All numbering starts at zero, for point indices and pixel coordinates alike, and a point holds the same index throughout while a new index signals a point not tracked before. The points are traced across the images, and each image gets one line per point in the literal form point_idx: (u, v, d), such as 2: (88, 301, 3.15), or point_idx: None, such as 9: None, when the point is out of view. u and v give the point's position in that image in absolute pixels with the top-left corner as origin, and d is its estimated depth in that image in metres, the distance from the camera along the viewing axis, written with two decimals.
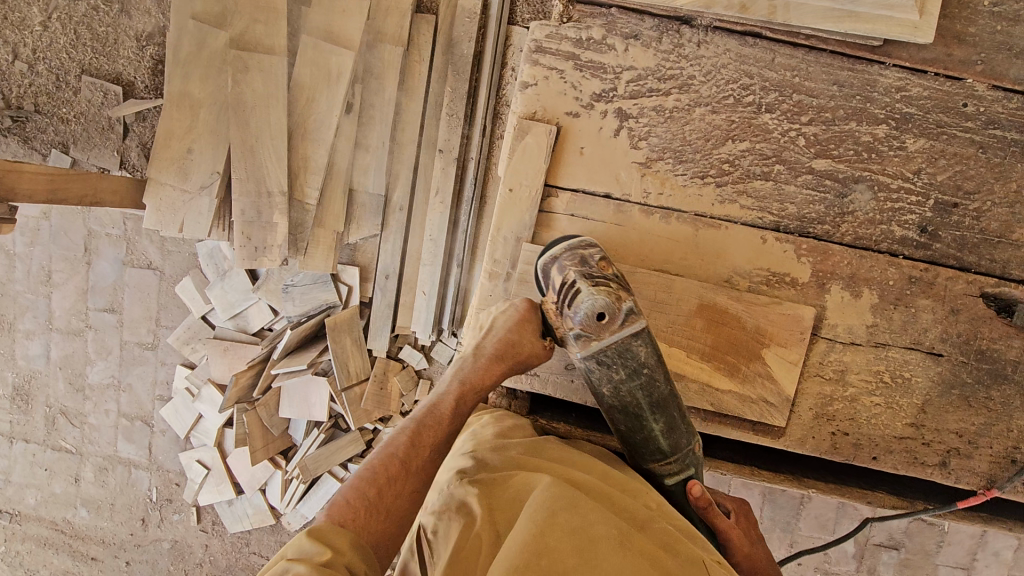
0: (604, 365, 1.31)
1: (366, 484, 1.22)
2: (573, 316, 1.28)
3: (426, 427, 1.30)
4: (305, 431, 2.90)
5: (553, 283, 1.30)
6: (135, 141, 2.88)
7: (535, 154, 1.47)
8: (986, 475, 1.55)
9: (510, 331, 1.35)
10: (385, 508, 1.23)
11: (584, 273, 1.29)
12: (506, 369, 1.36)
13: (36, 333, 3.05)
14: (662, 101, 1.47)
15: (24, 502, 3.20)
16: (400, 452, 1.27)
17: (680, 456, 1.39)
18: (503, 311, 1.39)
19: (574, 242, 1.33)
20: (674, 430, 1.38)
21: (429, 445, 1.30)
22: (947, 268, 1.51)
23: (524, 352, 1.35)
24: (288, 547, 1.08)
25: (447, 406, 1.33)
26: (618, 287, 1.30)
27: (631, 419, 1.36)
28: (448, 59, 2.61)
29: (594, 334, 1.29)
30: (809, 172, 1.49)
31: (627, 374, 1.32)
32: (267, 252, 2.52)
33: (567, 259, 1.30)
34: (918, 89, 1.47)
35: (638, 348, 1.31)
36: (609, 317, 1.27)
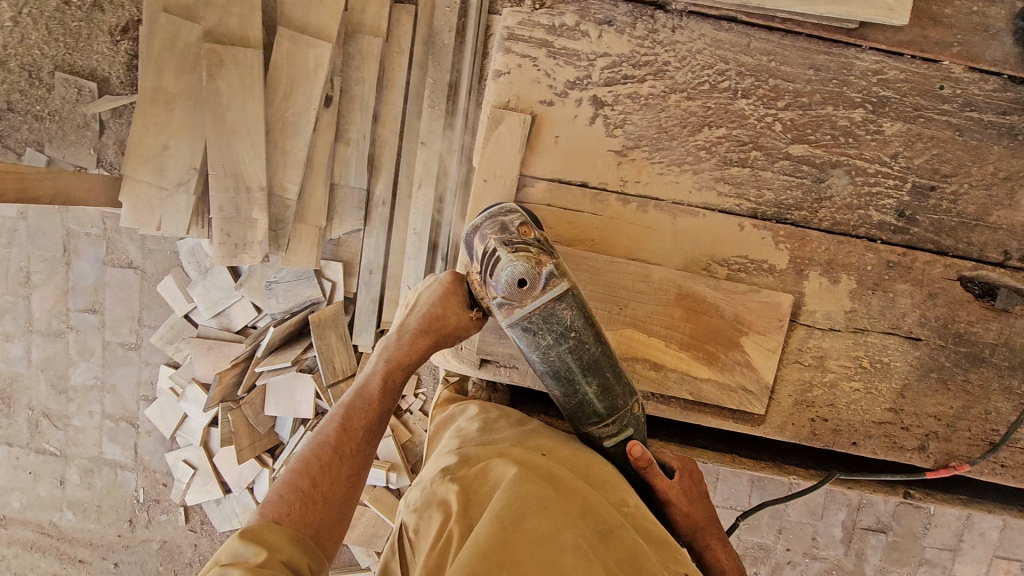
0: (529, 334, 1.25)
1: (299, 476, 1.21)
2: (494, 284, 1.23)
3: (356, 410, 1.30)
4: (292, 429, 2.89)
5: (475, 253, 1.26)
6: (112, 139, 2.84)
7: (509, 143, 1.44)
8: (965, 457, 1.56)
9: (434, 305, 1.35)
10: (321, 498, 1.21)
11: (504, 239, 1.23)
12: (432, 344, 1.36)
13: (16, 336, 3.01)
14: (637, 88, 1.46)
15: (9, 506, 3.17)
16: (332, 438, 1.26)
17: (617, 419, 1.35)
18: (428, 286, 1.38)
19: (494, 209, 1.27)
20: (610, 392, 1.32)
21: (362, 428, 1.29)
22: (924, 251, 1.51)
23: (448, 324, 1.34)
24: (221, 551, 1.07)
25: (375, 386, 1.33)
26: (539, 251, 1.23)
27: (565, 384, 1.30)
28: (428, 50, 2.58)
29: (518, 302, 1.22)
30: (786, 158, 1.48)
31: (554, 339, 1.24)
32: (247, 249, 2.49)
33: (488, 228, 1.25)
34: (895, 72, 1.46)
35: (563, 312, 1.23)
36: (530, 283, 1.20)
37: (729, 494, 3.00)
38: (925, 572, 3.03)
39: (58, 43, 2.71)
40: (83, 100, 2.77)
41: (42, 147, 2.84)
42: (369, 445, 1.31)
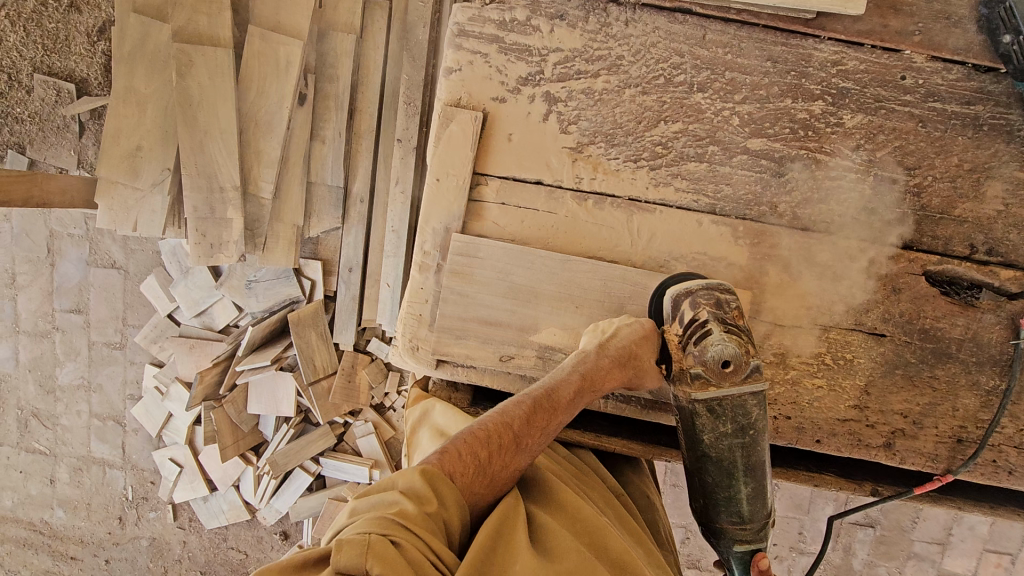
0: (714, 414, 1.32)
1: (480, 444, 1.17)
2: (696, 355, 1.29)
3: (545, 409, 1.26)
4: (275, 426, 2.90)
5: (682, 316, 1.33)
6: (91, 140, 2.85)
7: (462, 141, 1.42)
8: (931, 455, 1.53)
9: (635, 342, 1.34)
10: (489, 474, 1.18)
11: (718, 316, 1.30)
12: (623, 376, 1.34)
13: (3, 337, 3.04)
14: (591, 83, 1.43)
15: (2, 504, 3.21)
16: (515, 425, 1.22)
17: (756, 525, 1.39)
18: (627, 323, 1.38)
19: (713, 283, 1.35)
20: (758, 498, 1.37)
21: (541, 428, 1.26)
22: (888, 246, 1.48)
23: (641, 365, 1.35)
24: (399, 476, 1.09)
25: (566, 395, 1.29)
26: (746, 342, 1.31)
27: (723, 473, 1.35)
28: (403, 46, 2.56)
29: (714, 381, 1.29)
30: (743, 152, 1.45)
31: (733, 429, 1.32)
32: (223, 249, 2.48)
33: (704, 297, 1.32)
34: (854, 63, 1.42)
35: (750, 405, 1.32)
36: (734, 366, 1.28)
37: None
38: (914, 566, 3.00)
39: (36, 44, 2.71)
40: (63, 103, 2.78)
41: (23, 149, 2.86)
42: (539, 447, 1.27)
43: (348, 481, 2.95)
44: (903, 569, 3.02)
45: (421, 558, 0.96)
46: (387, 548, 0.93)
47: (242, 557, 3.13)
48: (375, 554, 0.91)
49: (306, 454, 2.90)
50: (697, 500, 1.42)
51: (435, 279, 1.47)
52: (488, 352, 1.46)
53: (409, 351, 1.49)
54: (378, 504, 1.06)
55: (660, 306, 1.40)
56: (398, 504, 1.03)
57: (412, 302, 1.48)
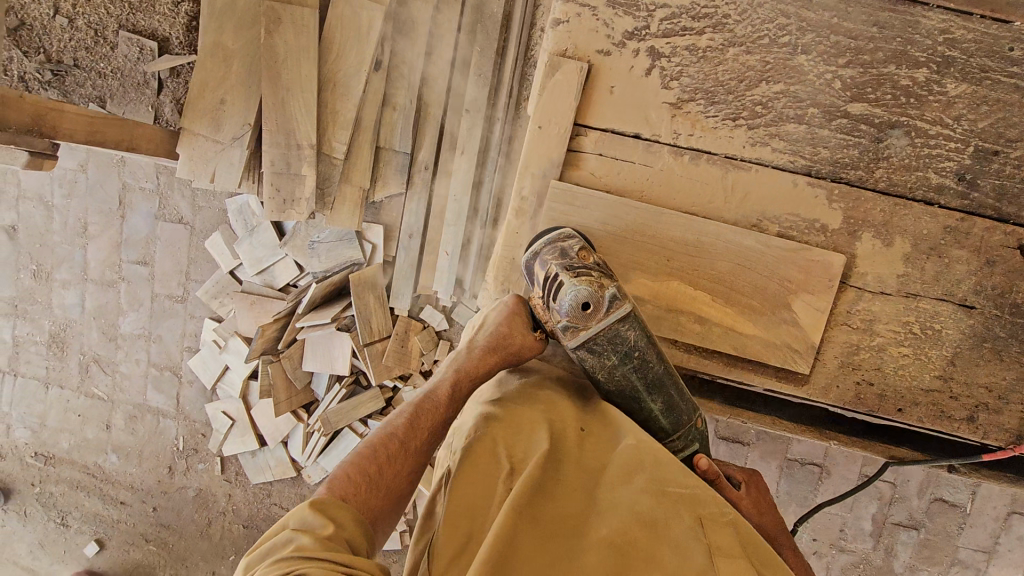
0: (594, 353, 1.31)
1: (365, 461, 1.24)
2: (557, 307, 1.28)
3: (423, 411, 1.32)
4: (327, 386, 2.96)
5: (537, 278, 1.33)
6: (169, 97, 2.41)
7: (566, 91, 1.46)
8: (1014, 430, 1.53)
9: (504, 323, 1.38)
10: (385, 485, 1.24)
11: (565, 265, 1.30)
12: (499, 361, 1.38)
13: (71, 283, 3.15)
14: (695, 40, 1.44)
15: (58, 446, 3.32)
16: (398, 433, 1.28)
17: (681, 431, 1.44)
18: (494, 308, 1.43)
19: (554, 236, 1.37)
20: (674, 410, 1.41)
21: (427, 429, 1.32)
22: (984, 218, 1.48)
23: (514, 343, 1.37)
24: (290, 517, 1.13)
25: (443, 393, 1.35)
26: (601, 275, 1.28)
27: (629, 401, 1.39)
28: (477, 18, 2.60)
29: (581, 324, 1.26)
30: (843, 116, 1.46)
31: (618, 358, 1.31)
32: (295, 205, 2.55)
33: (548, 254, 1.34)
34: (963, 32, 1.41)
35: (627, 332, 1.29)
36: (593, 306, 1.25)
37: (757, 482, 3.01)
38: (958, 572, 2.94)
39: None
40: (127, 54, 2.29)
41: (106, 104, 2.30)
42: (434, 445, 1.33)
43: None
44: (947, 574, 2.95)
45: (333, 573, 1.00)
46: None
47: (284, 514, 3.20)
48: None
49: (355, 415, 2.95)
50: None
51: (530, 225, 1.53)
52: None
53: (500, 294, 1.58)
54: (274, 545, 1.08)
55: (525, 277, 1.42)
56: (293, 540, 1.07)
57: (506, 247, 1.55)
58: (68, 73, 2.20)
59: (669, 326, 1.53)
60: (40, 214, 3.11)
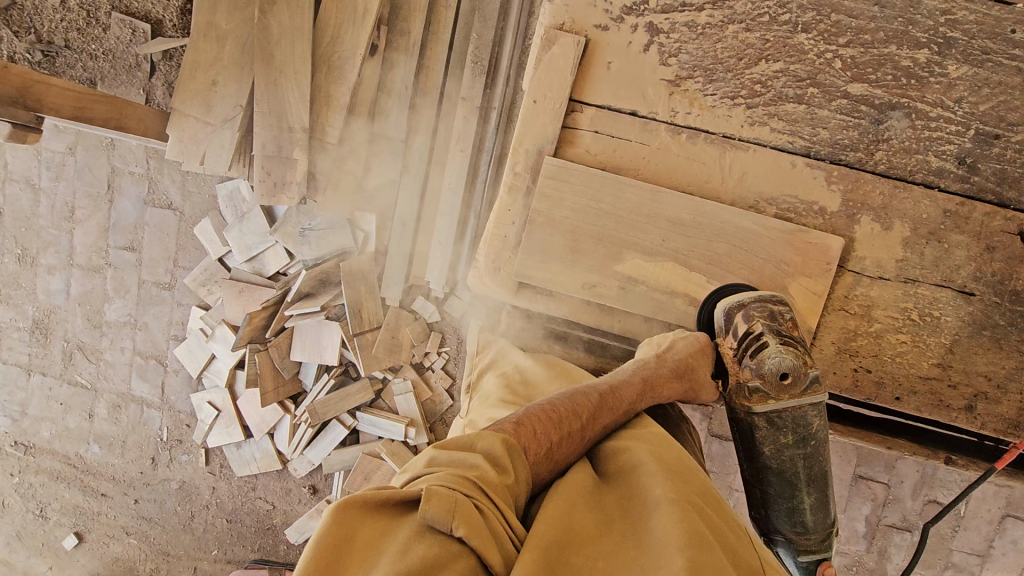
0: (773, 425, 1.34)
1: (552, 423, 1.19)
2: (755, 368, 1.32)
3: (608, 403, 1.29)
4: (315, 375, 2.92)
5: (737, 329, 1.35)
6: (161, 81, 2.48)
7: (562, 66, 1.43)
8: (1011, 420, 1.51)
9: (692, 354, 1.39)
10: (556, 458, 1.18)
11: (773, 328, 1.33)
12: (682, 386, 1.38)
13: (57, 269, 3.10)
14: (694, 16, 1.42)
15: (39, 435, 3.26)
16: (582, 413, 1.24)
17: (819, 536, 1.38)
18: (683, 335, 1.44)
19: (765, 294, 1.37)
20: (823, 508, 1.38)
21: (602, 424, 1.28)
22: (984, 203, 1.45)
23: (699, 375, 1.40)
24: (479, 437, 1.08)
25: (628, 395, 1.33)
26: (806, 355, 1.33)
27: (785, 485, 1.36)
28: (475, 5, 2.58)
29: (773, 394, 1.32)
30: (844, 97, 1.43)
31: (794, 439, 1.34)
32: (286, 189, 2.51)
33: (756, 309, 1.34)
34: (964, 13, 1.39)
35: (812, 417, 1.35)
36: (793, 379, 1.30)
37: None
38: None
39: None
40: (120, 36, 2.33)
41: (97, 85, 2.37)
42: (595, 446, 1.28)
43: (383, 437, 2.94)
44: None
45: (499, 526, 0.92)
46: (477, 514, 0.89)
47: (269, 508, 3.12)
48: (462, 514, 0.87)
49: (344, 406, 2.90)
50: (758, 510, 1.42)
51: (524, 202, 1.51)
52: (570, 280, 1.50)
53: (491, 273, 1.55)
54: (458, 460, 1.02)
55: (713, 318, 1.43)
56: (480, 467, 1.00)
57: (498, 225, 1.53)
58: (59, 54, 2.27)
59: (666, 309, 1.51)
60: (26, 197, 3.06)
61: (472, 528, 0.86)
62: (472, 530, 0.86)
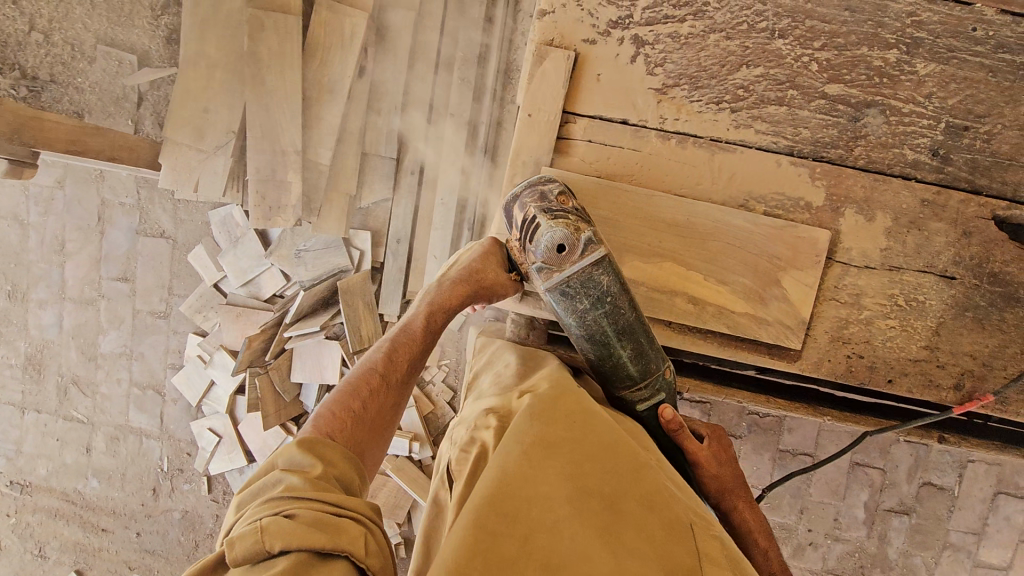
0: (567, 296, 1.32)
1: (349, 397, 1.25)
2: (535, 250, 1.33)
3: (401, 343, 1.37)
4: (317, 397, 2.92)
5: (516, 220, 1.36)
6: (149, 110, 2.65)
7: (554, 79, 1.49)
8: (999, 396, 1.58)
9: (476, 261, 1.47)
10: (371, 419, 1.26)
11: (544, 208, 1.33)
12: (472, 294, 1.44)
13: (48, 303, 3.07)
14: (677, 27, 1.49)
15: (35, 473, 3.20)
16: (379, 366, 1.32)
17: (649, 381, 1.42)
18: (471, 249, 1.52)
19: (534, 180, 1.38)
20: (643, 356, 1.40)
21: (406, 361, 1.36)
22: (958, 191, 1.54)
23: (487, 279, 1.46)
24: (279, 457, 1.11)
25: (419, 325, 1.40)
26: (578, 220, 1.32)
27: (599, 347, 1.37)
28: (460, 23, 2.65)
29: (557, 267, 1.31)
30: (822, 97, 1.51)
31: (591, 303, 1.32)
32: (281, 212, 2.57)
33: (527, 196, 1.35)
34: (928, 15, 1.48)
35: (600, 277, 1.31)
36: (569, 248, 1.29)
37: (750, 474, 3.02)
38: (949, 556, 2.96)
39: (92, 13, 2.54)
40: (106, 69, 2.58)
41: (84, 117, 2.62)
42: (410, 380, 1.38)
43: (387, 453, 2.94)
44: (939, 558, 2.97)
45: (323, 514, 0.99)
46: (281, 522, 0.95)
47: None
48: (270, 534, 0.94)
49: None
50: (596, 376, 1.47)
51: None
52: None
53: None
54: (262, 488, 1.06)
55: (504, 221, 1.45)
56: (284, 480, 1.05)
57: (499, 235, 1.57)
58: (46, 88, 2.58)
59: (667, 308, 1.55)
60: (15, 233, 3.04)
61: (284, 537, 0.93)
62: (286, 538, 0.93)
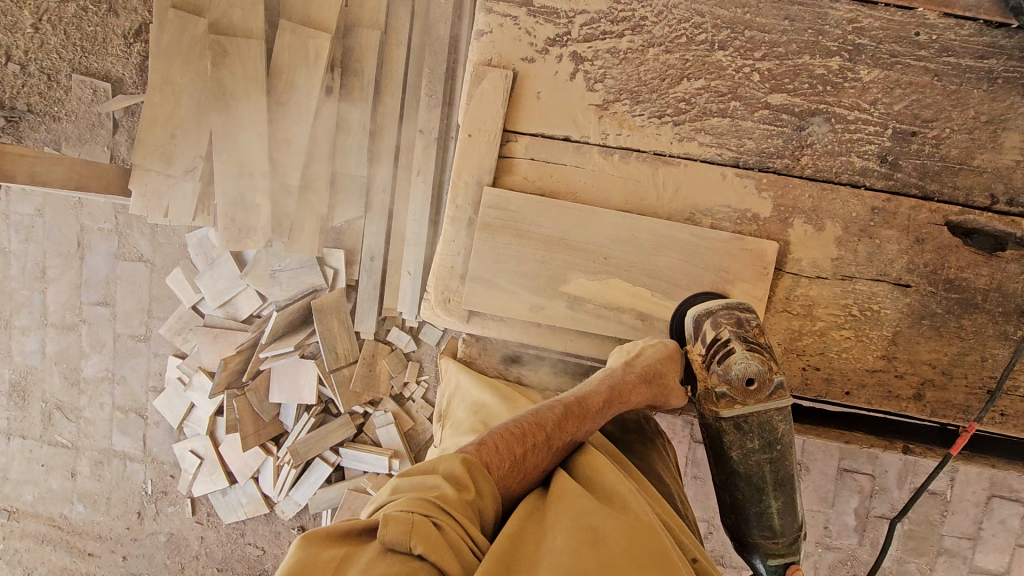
0: (740, 429, 1.39)
1: (515, 439, 1.16)
2: (722, 373, 1.38)
3: (576, 412, 1.26)
4: (295, 416, 2.92)
5: (706, 337, 1.40)
6: (125, 136, 2.68)
7: (493, 99, 1.48)
8: (961, 405, 1.55)
9: (662, 362, 1.38)
10: (522, 469, 1.17)
11: (740, 335, 1.38)
12: (648, 395, 1.36)
13: (31, 330, 3.10)
14: (616, 43, 1.48)
15: (22, 499, 3.23)
16: (549, 425, 1.22)
17: (789, 538, 1.41)
18: (652, 344, 1.43)
19: (732, 302, 1.42)
20: (788, 512, 1.41)
21: (571, 433, 1.25)
22: (909, 198, 1.51)
23: (667, 386, 1.38)
24: (439, 461, 1.08)
25: (595, 406, 1.29)
26: (770, 357, 1.39)
27: (753, 489, 1.40)
28: (426, 41, 2.65)
29: (740, 398, 1.37)
30: (764, 107, 1.49)
31: (760, 444, 1.39)
32: (251, 234, 2.60)
33: (724, 317, 1.39)
34: (869, 21, 1.46)
35: (775, 421, 1.40)
36: (758, 385, 1.36)
37: None
38: (945, 562, 2.89)
39: (65, 44, 2.55)
40: (81, 97, 2.61)
41: (60, 146, 2.67)
42: (563, 454, 1.27)
43: (368, 471, 2.93)
44: (934, 565, 2.91)
45: (460, 539, 0.96)
46: (431, 528, 0.92)
47: (260, 553, 3.10)
48: (417, 534, 0.90)
49: (326, 444, 2.90)
50: (728, 517, 1.45)
51: (467, 232, 1.55)
52: (518, 305, 1.53)
53: (442, 304, 1.58)
54: (419, 485, 1.04)
55: (683, 326, 1.48)
56: (440, 487, 1.01)
57: (445, 256, 1.57)
58: (23, 117, 2.62)
59: (616, 325, 1.54)
60: None
61: (428, 545, 0.89)
62: (430, 546, 0.89)
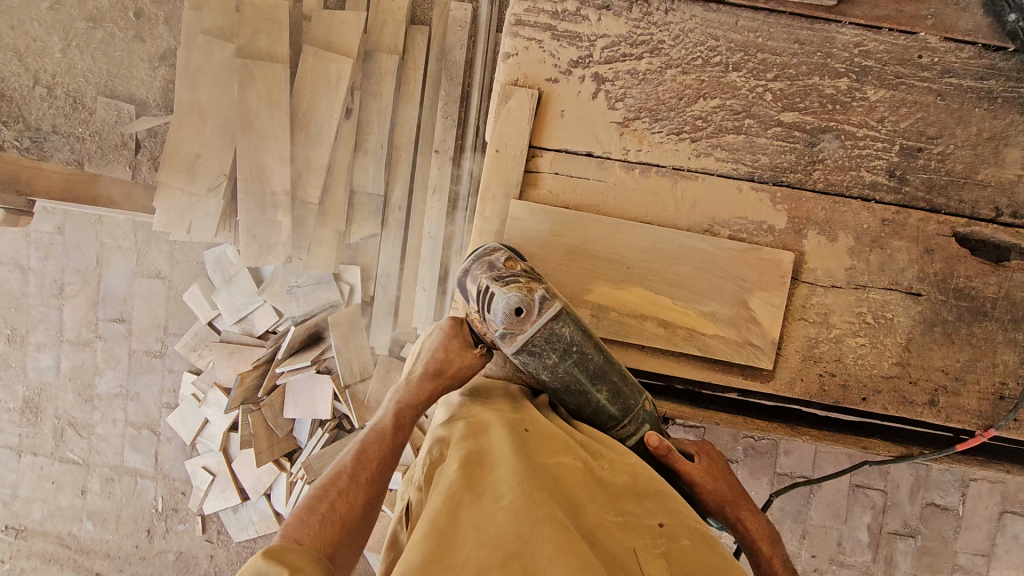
0: (535, 355, 1.32)
1: (317, 501, 1.18)
2: (492, 318, 1.31)
3: (371, 442, 1.29)
4: (310, 431, 2.93)
5: (470, 294, 1.36)
6: (147, 156, 2.73)
7: (519, 116, 1.56)
8: (976, 412, 1.58)
9: (442, 350, 1.40)
10: (340, 521, 1.18)
11: (494, 277, 1.33)
12: (440, 385, 1.38)
13: (47, 346, 3.13)
14: (635, 64, 1.56)
15: (30, 517, 3.21)
16: (348, 469, 1.25)
17: (632, 417, 1.42)
18: (431, 333, 1.46)
19: (480, 251, 1.39)
20: (620, 394, 1.40)
21: (378, 458, 1.28)
22: (917, 210, 1.58)
23: (454, 365, 1.39)
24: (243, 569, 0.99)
25: (389, 422, 1.33)
26: (529, 280, 1.32)
27: (576, 395, 1.38)
28: (442, 66, 2.74)
29: (518, 330, 1.30)
30: (777, 124, 1.57)
31: (558, 356, 1.32)
32: (271, 250, 2.66)
33: (476, 269, 1.36)
34: (875, 45, 1.55)
35: (561, 329, 1.31)
36: (525, 311, 1.28)
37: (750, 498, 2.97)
38: None
39: (93, 67, 2.67)
40: (106, 118, 2.68)
41: (84, 165, 2.69)
42: (387, 475, 1.29)
43: None
44: None
45: None
46: None
47: None
48: None
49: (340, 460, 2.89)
50: None
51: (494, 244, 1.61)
52: None
53: None
54: None
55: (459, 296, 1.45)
56: None
57: None
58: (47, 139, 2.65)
59: (638, 334, 1.58)
60: (15, 278, 3.11)
61: None
62: None
